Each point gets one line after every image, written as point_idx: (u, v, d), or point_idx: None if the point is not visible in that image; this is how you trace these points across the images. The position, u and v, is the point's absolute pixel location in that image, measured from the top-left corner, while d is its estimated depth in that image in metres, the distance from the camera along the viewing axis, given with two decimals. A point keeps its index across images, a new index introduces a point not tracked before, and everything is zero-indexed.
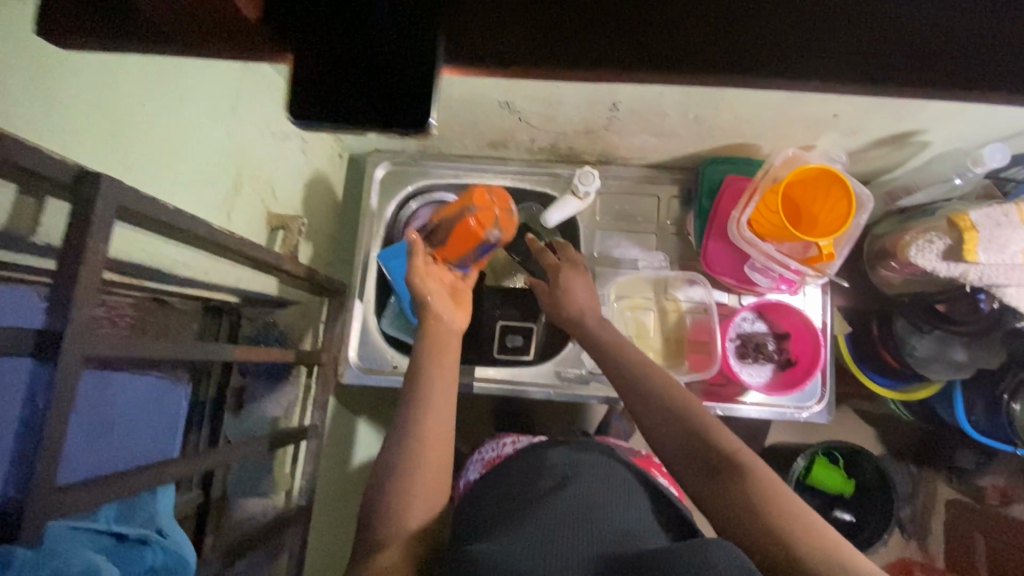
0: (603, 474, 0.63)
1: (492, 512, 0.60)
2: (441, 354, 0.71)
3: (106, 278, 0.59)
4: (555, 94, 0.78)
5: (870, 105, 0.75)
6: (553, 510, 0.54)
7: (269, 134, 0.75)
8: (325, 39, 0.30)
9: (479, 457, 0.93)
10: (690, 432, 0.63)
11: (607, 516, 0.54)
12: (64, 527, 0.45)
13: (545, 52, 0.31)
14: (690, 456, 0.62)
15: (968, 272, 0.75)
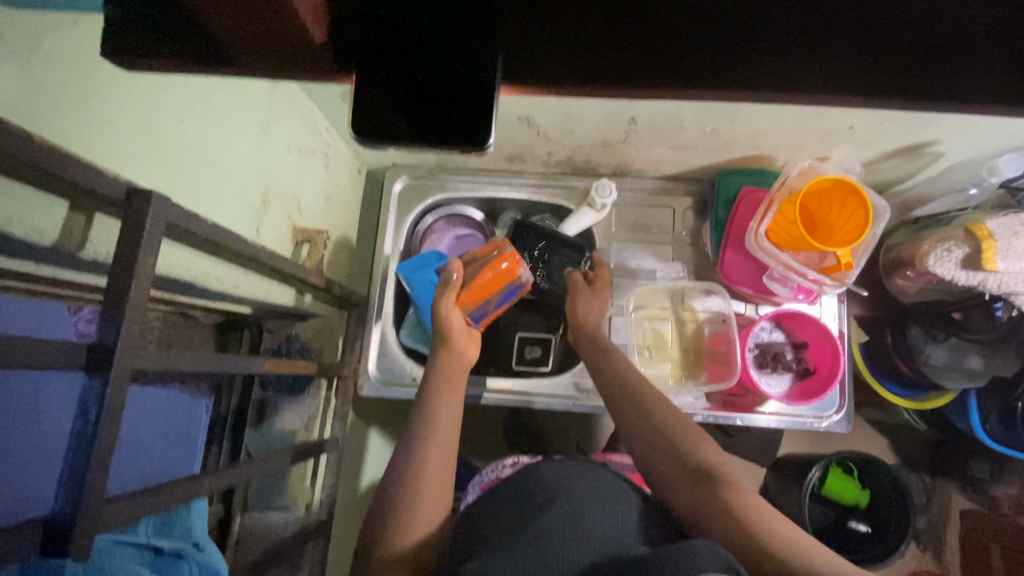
0: (594, 482, 0.61)
1: (489, 520, 0.60)
2: (451, 382, 0.73)
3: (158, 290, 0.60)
4: (575, 109, 0.80)
5: (885, 117, 0.76)
6: (545, 527, 0.53)
7: (295, 150, 0.76)
8: (389, 60, 0.32)
9: (478, 480, 0.92)
10: (683, 452, 0.64)
11: (599, 529, 0.53)
12: (107, 541, 0.46)
13: (597, 75, 0.33)
14: (682, 473, 0.62)
15: (986, 280, 0.76)
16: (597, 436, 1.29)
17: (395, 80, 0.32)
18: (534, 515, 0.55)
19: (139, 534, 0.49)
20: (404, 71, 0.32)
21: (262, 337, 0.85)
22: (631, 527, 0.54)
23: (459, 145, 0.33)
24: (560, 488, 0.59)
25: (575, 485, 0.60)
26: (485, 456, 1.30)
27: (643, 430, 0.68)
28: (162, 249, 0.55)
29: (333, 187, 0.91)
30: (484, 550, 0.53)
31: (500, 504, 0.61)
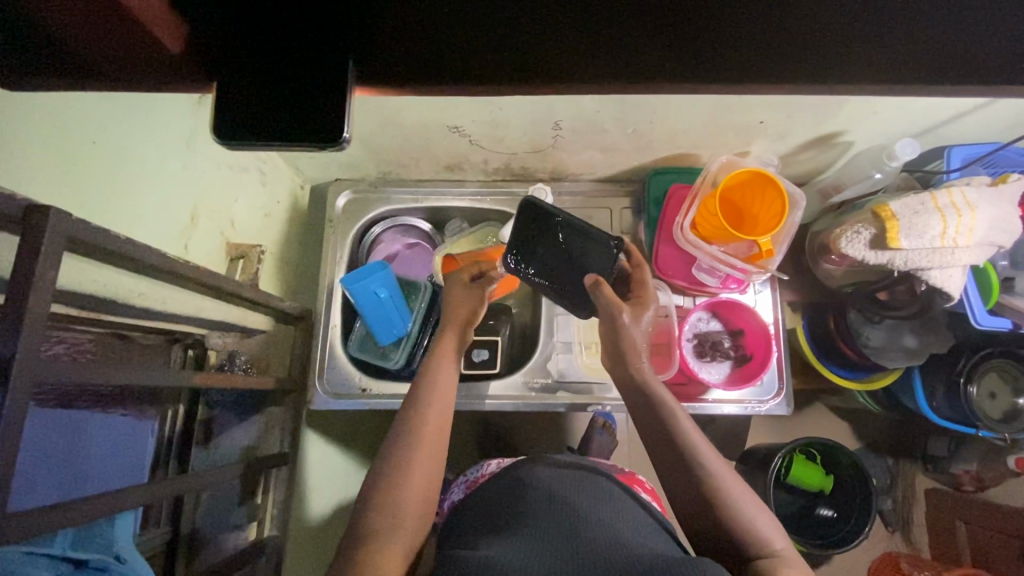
0: (592, 487, 0.65)
1: (482, 521, 0.63)
2: (439, 384, 0.73)
3: (55, 309, 0.60)
4: (499, 116, 0.83)
5: (788, 110, 0.81)
6: (549, 527, 0.56)
7: (226, 168, 0.78)
8: (254, 68, 0.38)
9: (464, 477, 0.93)
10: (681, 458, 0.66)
11: (597, 526, 0.56)
12: (19, 553, 0.46)
13: (435, 65, 0.40)
14: (684, 483, 0.65)
15: (893, 259, 0.80)
16: (562, 439, 1.30)
17: (263, 82, 0.38)
18: (539, 515, 0.59)
19: (55, 546, 0.49)
20: (282, 78, 0.38)
21: (206, 352, 0.86)
22: (632, 526, 0.59)
23: (322, 142, 0.38)
24: (561, 492, 0.63)
25: (575, 491, 0.63)
26: (454, 467, 1.29)
27: (667, 454, 0.67)
28: (68, 262, 0.55)
29: (272, 203, 0.93)
30: (486, 544, 0.56)
31: (501, 508, 0.64)
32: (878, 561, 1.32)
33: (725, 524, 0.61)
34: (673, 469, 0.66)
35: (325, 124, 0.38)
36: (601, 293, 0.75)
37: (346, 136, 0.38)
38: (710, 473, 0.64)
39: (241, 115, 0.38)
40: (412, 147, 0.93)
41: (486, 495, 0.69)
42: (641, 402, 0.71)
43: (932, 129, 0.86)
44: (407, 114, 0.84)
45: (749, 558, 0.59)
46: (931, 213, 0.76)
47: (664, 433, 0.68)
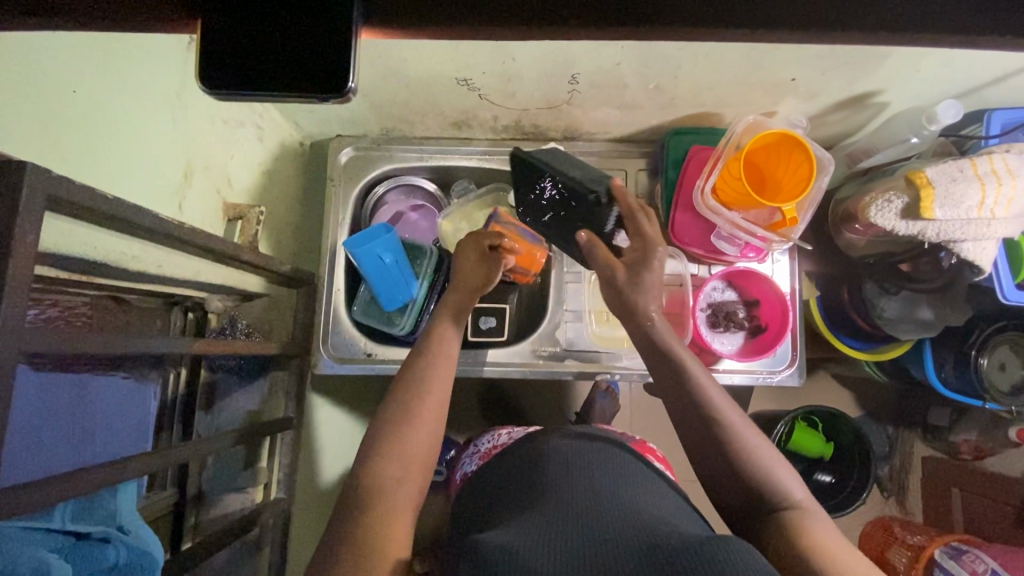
0: (609, 460, 0.64)
1: (499, 502, 0.62)
2: (442, 344, 0.71)
3: (38, 272, 0.54)
4: (512, 68, 0.77)
5: (824, 65, 0.75)
6: (569, 502, 0.55)
7: (218, 122, 0.73)
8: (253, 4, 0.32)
9: (475, 449, 0.93)
10: (701, 419, 0.64)
11: (617, 503, 0.55)
12: (14, 527, 0.44)
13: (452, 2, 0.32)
14: (705, 442, 0.64)
15: (925, 229, 0.76)
16: (566, 403, 1.30)
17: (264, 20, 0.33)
18: (559, 489, 0.58)
19: (54, 520, 0.47)
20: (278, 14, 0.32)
21: (206, 317, 0.84)
22: (651, 500, 0.58)
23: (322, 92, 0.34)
24: (577, 466, 0.62)
25: (593, 465, 0.62)
26: (458, 429, 1.30)
27: (687, 414, 0.65)
28: (50, 222, 0.51)
29: (270, 159, 0.88)
30: (507, 522, 0.55)
31: (520, 480, 0.63)
32: (870, 524, 1.34)
33: (745, 476, 0.61)
34: (691, 424, 0.65)
35: (331, 69, 0.33)
36: (597, 257, 0.70)
37: (351, 87, 0.34)
38: (729, 428, 0.63)
39: (232, 56, 0.33)
40: (417, 101, 0.88)
41: (503, 469, 0.68)
42: (655, 360, 0.68)
43: (976, 90, 0.81)
44: (412, 64, 0.78)
45: (770, 508, 0.59)
46: (970, 181, 0.72)
47: (680, 390, 0.66)
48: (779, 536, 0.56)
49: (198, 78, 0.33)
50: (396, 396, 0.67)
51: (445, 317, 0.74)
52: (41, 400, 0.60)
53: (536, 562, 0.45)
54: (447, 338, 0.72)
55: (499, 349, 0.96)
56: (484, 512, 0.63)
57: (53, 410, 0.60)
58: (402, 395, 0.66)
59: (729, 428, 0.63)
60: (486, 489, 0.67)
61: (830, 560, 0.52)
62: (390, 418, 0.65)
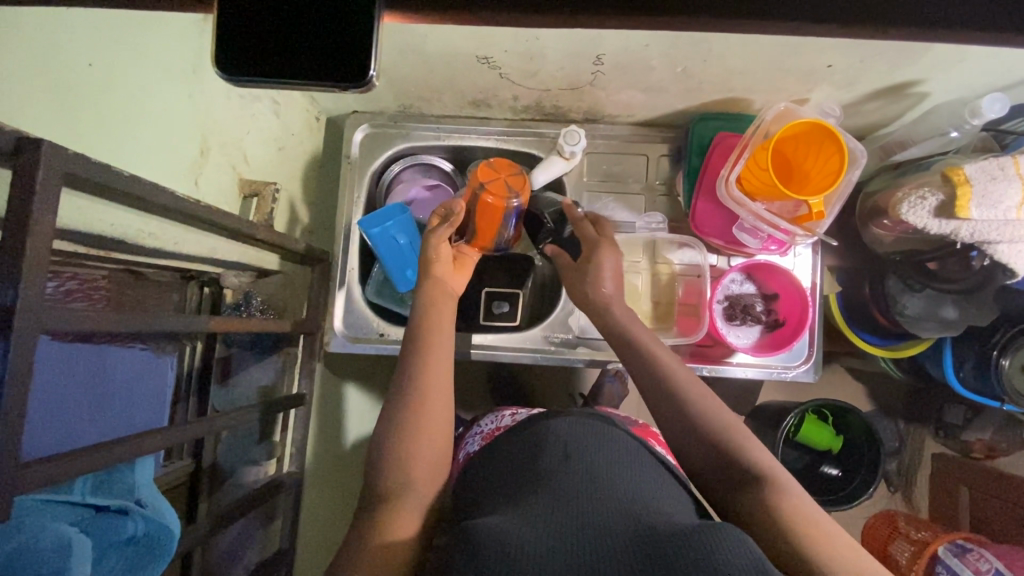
0: (605, 440, 0.62)
1: (493, 483, 0.60)
2: (438, 325, 0.70)
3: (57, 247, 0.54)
4: (535, 47, 0.74)
5: (865, 52, 0.71)
6: (560, 488, 0.53)
7: (235, 97, 0.72)
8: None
9: (479, 430, 0.92)
10: (669, 397, 0.65)
11: (612, 487, 0.54)
12: (33, 501, 0.46)
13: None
14: (674, 418, 0.64)
15: (959, 229, 0.73)
16: (574, 388, 1.30)
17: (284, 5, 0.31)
18: (552, 473, 0.56)
19: (74, 493, 0.49)
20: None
21: (222, 293, 0.84)
22: (649, 488, 0.56)
23: (344, 80, 0.34)
24: (575, 448, 0.60)
25: (590, 446, 0.60)
26: (467, 408, 1.31)
27: (657, 394, 0.66)
28: (64, 199, 0.51)
29: (286, 135, 0.87)
30: (494, 508, 0.54)
31: (504, 462, 0.63)
32: (874, 517, 1.34)
33: (722, 451, 0.60)
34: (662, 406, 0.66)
35: (352, 58, 0.32)
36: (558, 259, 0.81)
37: (372, 77, 0.33)
38: (696, 403, 0.64)
39: (258, 46, 0.32)
40: (437, 78, 0.86)
41: (504, 445, 0.66)
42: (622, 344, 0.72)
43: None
44: (432, 41, 0.75)
45: (743, 479, 0.58)
46: (1010, 179, 0.68)
47: (650, 371, 0.68)
48: (758, 502, 0.55)
49: (214, 64, 0.33)
50: (400, 383, 0.66)
51: (444, 315, 0.72)
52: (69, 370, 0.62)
53: (520, 546, 0.45)
54: (442, 332, 0.71)
55: (503, 334, 0.96)
56: (471, 488, 0.62)
57: (74, 383, 0.62)
58: (404, 380, 0.66)
59: (696, 403, 0.64)
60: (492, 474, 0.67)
61: (811, 528, 0.51)
62: (392, 399, 0.65)
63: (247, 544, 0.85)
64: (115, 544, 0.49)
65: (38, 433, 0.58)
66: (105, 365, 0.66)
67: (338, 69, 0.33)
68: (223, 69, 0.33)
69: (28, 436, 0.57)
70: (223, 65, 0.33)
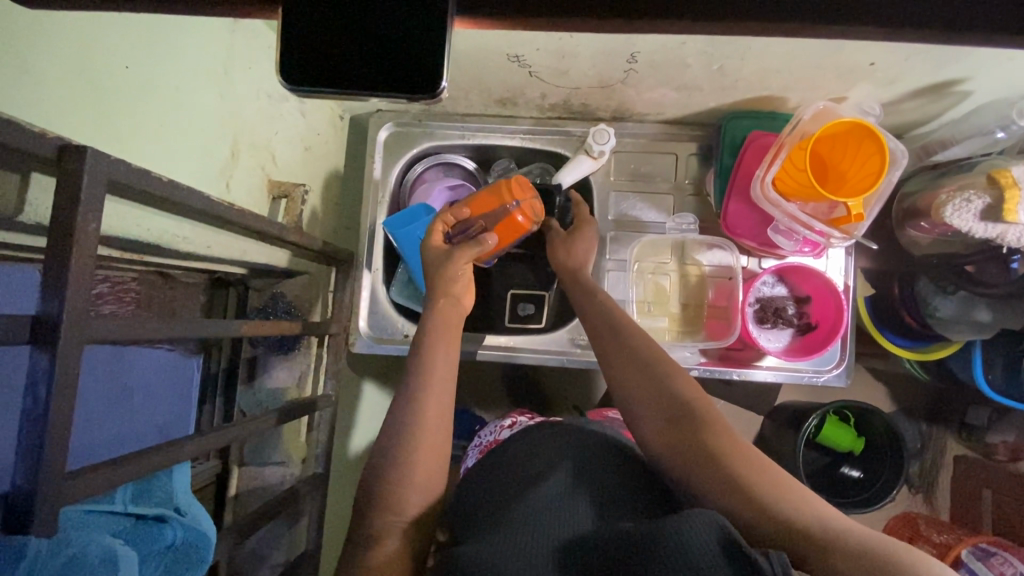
0: (593, 451, 0.60)
1: (484, 495, 0.59)
2: (449, 335, 0.69)
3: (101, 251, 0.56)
4: (568, 45, 0.73)
5: (911, 51, 0.69)
6: (537, 500, 0.52)
7: (264, 97, 0.71)
8: (344, 7, 0.31)
9: (478, 441, 0.92)
10: (620, 342, 0.66)
11: (595, 502, 0.52)
12: (79, 512, 0.46)
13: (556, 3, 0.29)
14: (620, 358, 0.65)
15: (1005, 233, 0.71)
16: (592, 387, 1.29)
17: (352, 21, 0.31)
18: (535, 487, 0.55)
19: (116, 502, 0.49)
20: (372, 4, 0.31)
21: (248, 294, 0.85)
22: (635, 495, 0.54)
23: (412, 91, 0.32)
24: (562, 462, 0.58)
25: (568, 454, 0.59)
26: (485, 407, 1.30)
27: (609, 340, 0.67)
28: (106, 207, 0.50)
29: (313, 135, 0.86)
30: (484, 522, 0.53)
31: (488, 478, 0.61)
32: (895, 519, 1.32)
33: (660, 386, 0.61)
34: (608, 348, 0.67)
35: (426, 67, 0.31)
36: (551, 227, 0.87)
37: (443, 86, 0.32)
38: (643, 347, 0.65)
39: (323, 61, 0.32)
40: (465, 77, 0.84)
41: (513, 448, 0.65)
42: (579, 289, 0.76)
43: None
44: (464, 39, 0.74)
45: (683, 421, 0.57)
46: None
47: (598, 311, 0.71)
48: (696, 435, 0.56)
49: (279, 73, 0.32)
50: (418, 387, 0.65)
51: (454, 335, 0.70)
52: (100, 370, 0.63)
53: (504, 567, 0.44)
54: (446, 353, 0.68)
55: (522, 335, 0.95)
56: (477, 489, 0.61)
57: (102, 384, 0.63)
58: (421, 384, 0.65)
59: (642, 348, 0.65)
60: None
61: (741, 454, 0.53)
62: (416, 400, 0.64)
63: (273, 546, 0.86)
64: (156, 552, 0.49)
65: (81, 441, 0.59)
66: (133, 367, 0.67)
67: (408, 81, 0.32)
68: (290, 81, 0.32)
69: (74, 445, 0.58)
70: (289, 76, 0.32)
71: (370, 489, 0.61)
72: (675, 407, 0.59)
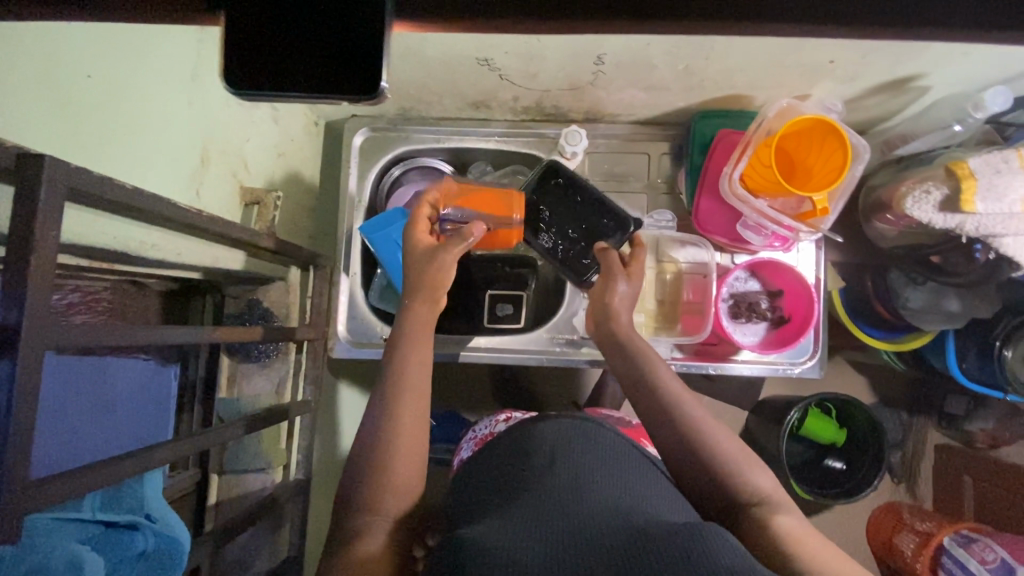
0: (594, 441, 0.61)
1: (481, 496, 0.59)
2: (419, 342, 0.69)
3: (61, 260, 0.54)
4: (536, 48, 0.74)
5: (867, 47, 0.71)
6: (541, 498, 0.52)
7: (235, 104, 0.72)
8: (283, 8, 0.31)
9: (473, 435, 0.93)
10: (659, 404, 0.65)
11: (597, 489, 0.53)
12: (46, 518, 0.46)
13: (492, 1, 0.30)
14: (662, 423, 0.64)
15: (964, 223, 0.73)
16: (576, 387, 1.29)
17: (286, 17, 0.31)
18: (536, 485, 0.55)
19: (85, 510, 0.48)
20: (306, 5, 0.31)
21: (224, 300, 0.85)
22: (636, 484, 0.56)
23: (350, 91, 0.33)
24: (560, 449, 0.59)
25: (571, 442, 0.60)
26: (470, 410, 1.30)
27: (648, 404, 0.66)
28: (65, 213, 0.50)
29: (286, 141, 0.87)
30: (482, 519, 0.53)
31: (485, 477, 0.62)
32: (880, 510, 1.31)
33: (706, 464, 0.61)
34: (659, 429, 0.64)
35: (364, 68, 0.32)
36: (607, 255, 0.77)
37: (382, 88, 0.32)
38: (687, 415, 0.64)
39: (263, 60, 0.32)
40: (436, 81, 0.85)
41: (497, 448, 0.66)
42: (617, 351, 0.71)
43: None
44: (433, 44, 0.75)
45: (736, 499, 0.59)
46: (1015, 172, 0.69)
47: (645, 385, 0.67)
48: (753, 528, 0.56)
49: (222, 78, 0.33)
50: (395, 388, 0.66)
51: (426, 334, 0.70)
52: (63, 381, 0.61)
53: (515, 557, 0.44)
54: (417, 351, 0.69)
55: (502, 336, 0.95)
56: (473, 493, 0.61)
57: (65, 393, 0.61)
58: (402, 382, 0.66)
59: (687, 415, 0.64)
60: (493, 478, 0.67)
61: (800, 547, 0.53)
62: (390, 401, 0.65)
63: (256, 555, 0.85)
64: (127, 559, 0.49)
65: (43, 450, 0.57)
66: (113, 376, 0.67)
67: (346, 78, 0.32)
68: (231, 79, 0.33)
69: (35, 452, 0.56)
70: (233, 79, 0.33)
71: (347, 491, 0.61)
72: (727, 489, 0.60)
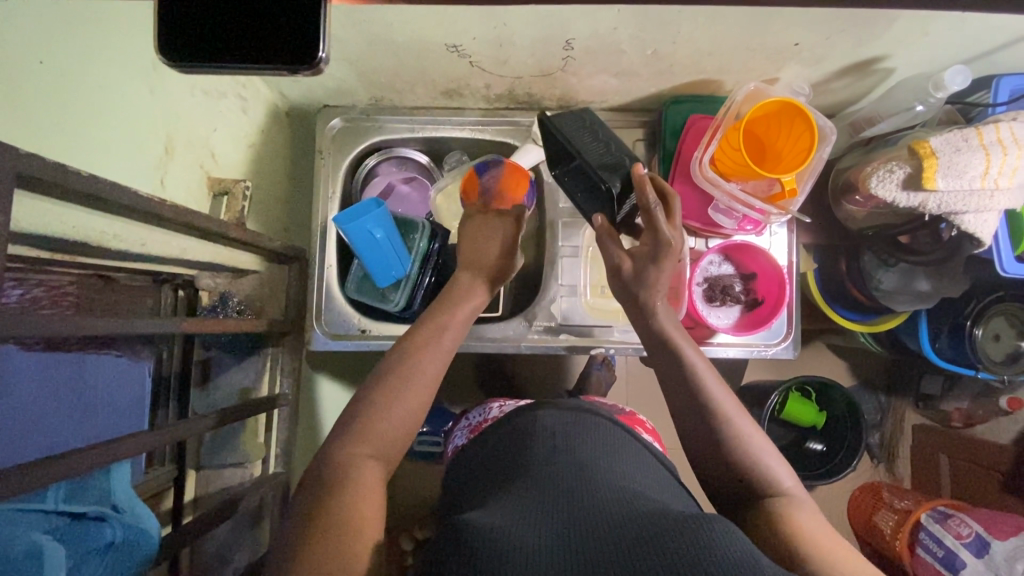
0: (597, 433, 0.63)
1: (484, 486, 0.60)
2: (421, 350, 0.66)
3: (13, 249, 0.53)
4: (504, 33, 0.74)
5: (830, 29, 0.72)
6: (549, 486, 0.53)
7: (198, 92, 0.71)
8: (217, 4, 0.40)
9: (467, 422, 0.93)
10: (690, 394, 0.64)
11: (602, 476, 0.55)
12: (6, 510, 0.48)
13: None
14: (692, 412, 0.63)
15: (926, 201, 0.74)
16: (560, 377, 1.30)
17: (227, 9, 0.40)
18: (545, 472, 0.55)
19: (47, 501, 0.51)
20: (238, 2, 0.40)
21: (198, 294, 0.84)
22: (640, 478, 0.57)
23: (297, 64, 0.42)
24: (567, 442, 0.61)
25: (579, 438, 0.62)
26: (452, 402, 1.30)
27: (679, 396, 0.65)
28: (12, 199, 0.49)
29: (255, 133, 0.86)
30: (485, 503, 0.54)
31: (502, 460, 0.62)
32: (860, 490, 1.32)
33: (731, 459, 0.61)
34: (699, 431, 0.63)
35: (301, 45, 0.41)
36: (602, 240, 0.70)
37: (321, 58, 0.41)
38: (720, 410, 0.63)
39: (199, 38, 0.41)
40: (405, 70, 0.85)
41: (496, 436, 0.69)
42: (657, 353, 0.67)
43: (985, 55, 0.78)
44: (400, 30, 0.74)
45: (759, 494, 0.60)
46: (974, 150, 0.70)
47: (692, 392, 0.64)
48: (774, 534, 0.55)
49: (161, 55, 0.40)
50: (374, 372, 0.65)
51: (423, 333, 0.68)
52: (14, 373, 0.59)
53: (515, 538, 0.44)
54: (421, 360, 0.66)
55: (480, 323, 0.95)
56: (475, 484, 0.62)
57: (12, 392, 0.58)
58: (377, 376, 0.65)
59: (716, 408, 0.63)
60: (470, 466, 0.67)
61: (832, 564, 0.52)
62: (361, 390, 0.64)
63: (235, 550, 0.85)
64: (95, 551, 0.53)
65: None
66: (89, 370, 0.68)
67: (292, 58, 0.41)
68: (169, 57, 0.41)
69: None
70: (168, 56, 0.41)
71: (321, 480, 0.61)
72: (748, 483, 0.61)
